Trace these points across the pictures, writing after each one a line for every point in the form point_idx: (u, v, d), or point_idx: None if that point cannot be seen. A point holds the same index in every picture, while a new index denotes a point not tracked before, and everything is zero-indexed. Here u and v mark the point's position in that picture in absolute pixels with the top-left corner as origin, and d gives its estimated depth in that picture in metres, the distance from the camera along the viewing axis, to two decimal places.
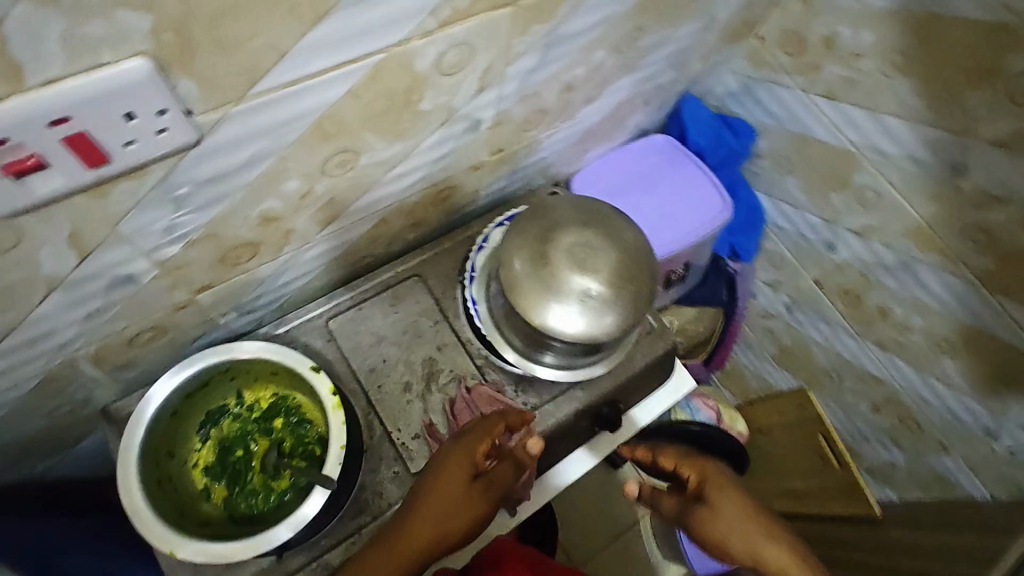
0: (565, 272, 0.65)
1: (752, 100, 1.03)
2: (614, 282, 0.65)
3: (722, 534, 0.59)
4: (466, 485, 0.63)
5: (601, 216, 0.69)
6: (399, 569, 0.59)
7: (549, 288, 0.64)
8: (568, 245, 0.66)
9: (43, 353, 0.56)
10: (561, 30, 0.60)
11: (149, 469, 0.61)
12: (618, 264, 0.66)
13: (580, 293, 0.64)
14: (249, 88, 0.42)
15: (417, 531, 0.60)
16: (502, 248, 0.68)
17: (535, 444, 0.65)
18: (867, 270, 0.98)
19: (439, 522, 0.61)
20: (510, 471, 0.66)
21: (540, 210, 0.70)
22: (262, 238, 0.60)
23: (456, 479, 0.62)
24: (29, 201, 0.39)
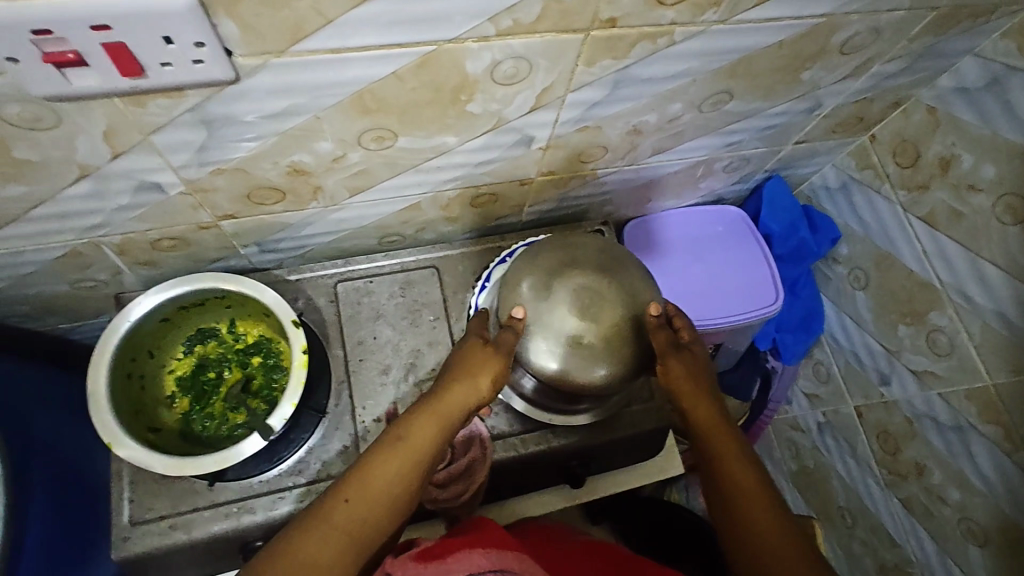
0: (563, 312, 0.61)
1: (846, 201, 0.95)
2: (609, 338, 0.61)
3: (686, 392, 0.63)
4: (479, 356, 0.62)
5: (624, 267, 0.65)
6: (438, 432, 0.58)
7: (542, 324, 0.61)
8: (577, 285, 0.62)
9: (71, 228, 0.61)
10: (634, 71, 0.58)
11: (124, 361, 0.63)
12: (621, 322, 0.61)
13: (569, 338, 0.61)
14: (291, 46, 0.44)
15: (454, 397, 0.60)
16: (514, 268, 0.66)
17: (518, 310, 0.62)
18: (914, 418, 0.88)
19: (473, 387, 0.60)
20: (512, 338, 0.62)
21: (565, 243, 0.67)
22: (290, 187, 0.62)
23: (473, 354, 0.62)
24: (67, 91, 0.42)
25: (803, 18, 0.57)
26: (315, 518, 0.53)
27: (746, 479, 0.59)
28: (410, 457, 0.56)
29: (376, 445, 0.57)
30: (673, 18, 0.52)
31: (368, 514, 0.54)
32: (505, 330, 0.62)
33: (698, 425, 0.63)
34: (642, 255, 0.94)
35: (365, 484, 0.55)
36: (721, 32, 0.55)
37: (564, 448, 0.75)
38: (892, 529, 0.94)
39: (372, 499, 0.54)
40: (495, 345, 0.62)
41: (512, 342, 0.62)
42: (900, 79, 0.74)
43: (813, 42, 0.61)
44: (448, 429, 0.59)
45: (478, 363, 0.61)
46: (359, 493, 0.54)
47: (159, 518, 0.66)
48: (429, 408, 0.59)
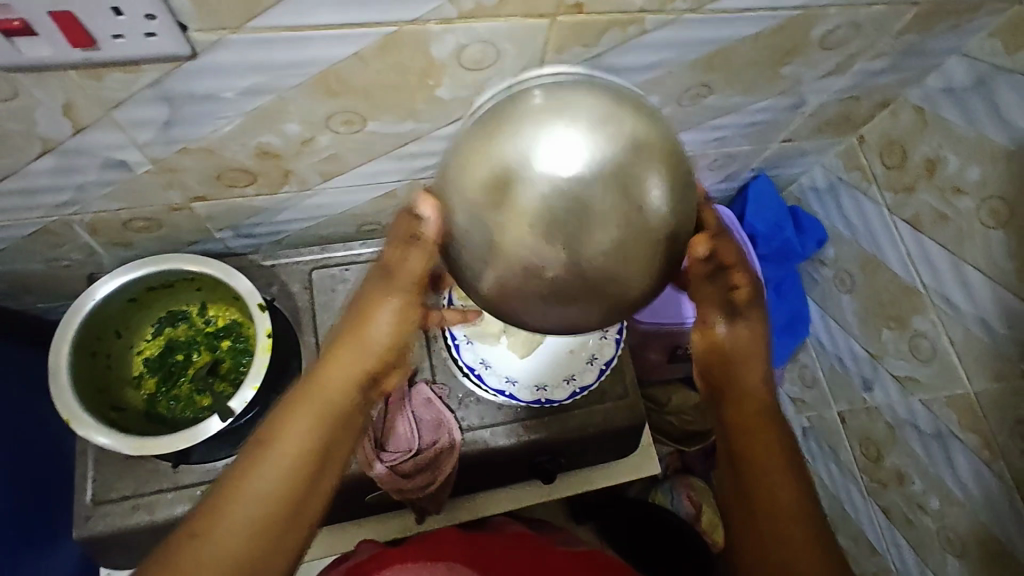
0: (525, 208, 0.35)
1: (833, 202, 0.94)
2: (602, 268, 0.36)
3: (726, 367, 0.52)
4: (371, 305, 0.49)
5: (651, 143, 0.38)
6: (316, 420, 0.47)
7: (496, 256, 0.36)
8: (556, 183, 0.34)
9: (40, 205, 0.61)
10: (606, 60, 0.57)
11: (89, 339, 0.64)
12: (632, 244, 0.36)
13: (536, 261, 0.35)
14: (246, 22, 0.43)
15: (334, 372, 0.49)
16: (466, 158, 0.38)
17: (428, 206, 0.40)
18: (896, 425, 0.86)
19: (360, 352, 0.49)
20: (417, 260, 0.46)
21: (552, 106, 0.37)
22: (260, 169, 0.62)
23: (361, 307, 0.49)
24: (19, 60, 0.42)
25: (778, 11, 0.56)
26: (173, 550, 0.43)
27: (781, 490, 0.51)
28: (282, 459, 0.46)
29: (240, 453, 0.47)
30: (642, 5, 0.51)
31: (239, 536, 0.43)
32: (388, 261, 0.48)
33: (734, 408, 0.53)
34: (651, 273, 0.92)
35: (221, 512, 0.44)
36: (694, 22, 0.54)
37: (536, 442, 0.74)
38: (872, 537, 0.92)
39: (234, 528, 0.43)
40: (382, 285, 0.49)
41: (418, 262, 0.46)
42: (886, 77, 0.73)
43: (791, 36, 0.60)
44: (334, 413, 0.48)
45: (364, 320, 0.49)
46: (214, 524, 0.43)
47: (122, 498, 0.66)
48: (304, 398, 0.48)
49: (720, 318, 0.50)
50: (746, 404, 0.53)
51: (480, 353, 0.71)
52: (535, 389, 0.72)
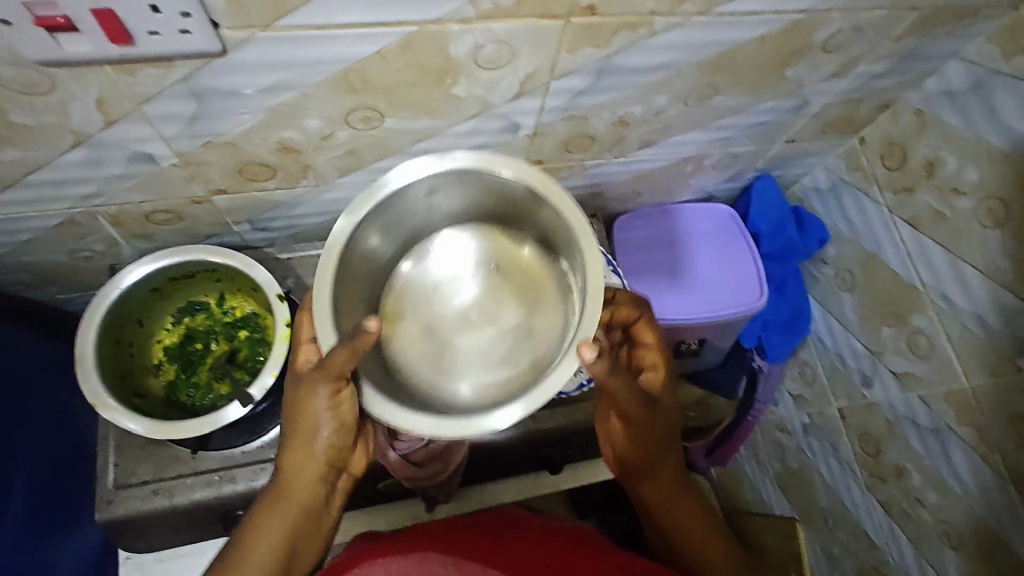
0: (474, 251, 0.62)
1: (835, 201, 0.96)
2: (525, 288, 0.62)
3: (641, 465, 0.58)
4: (311, 413, 0.51)
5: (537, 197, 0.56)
6: (283, 524, 0.51)
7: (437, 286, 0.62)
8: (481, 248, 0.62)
9: (66, 196, 0.63)
10: (616, 61, 0.59)
11: (113, 328, 0.66)
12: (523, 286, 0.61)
13: (469, 295, 0.62)
14: (275, 20, 0.45)
15: (295, 478, 0.53)
16: (349, 285, 0.56)
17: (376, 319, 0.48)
18: (895, 420, 0.88)
19: (310, 455, 0.52)
20: (340, 358, 0.48)
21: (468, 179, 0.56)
22: (279, 163, 0.64)
23: (302, 413, 0.51)
24: (58, 55, 0.44)
25: (783, 13, 0.58)
26: None
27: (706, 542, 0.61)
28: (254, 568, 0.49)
29: (217, 560, 0.51)
30: (652, 8, 0.53)
31: None
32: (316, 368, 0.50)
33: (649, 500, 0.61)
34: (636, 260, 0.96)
35: None
36: (702, 24, 0.56)
37: (543, 432, 0.76)
38: (871, 531, 0.94)
39: None
40: (309, 388, 0.50)
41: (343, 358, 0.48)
42: (885, 80, 0.75)
43: (795, 39, 0.62)
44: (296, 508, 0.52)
45: (305, 423, 0.51)
46: None
47: (142, 483, 0.68)
48: (274, 495, 0.53)
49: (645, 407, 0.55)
50: (664, 485, 0.60)
51: None
52: None
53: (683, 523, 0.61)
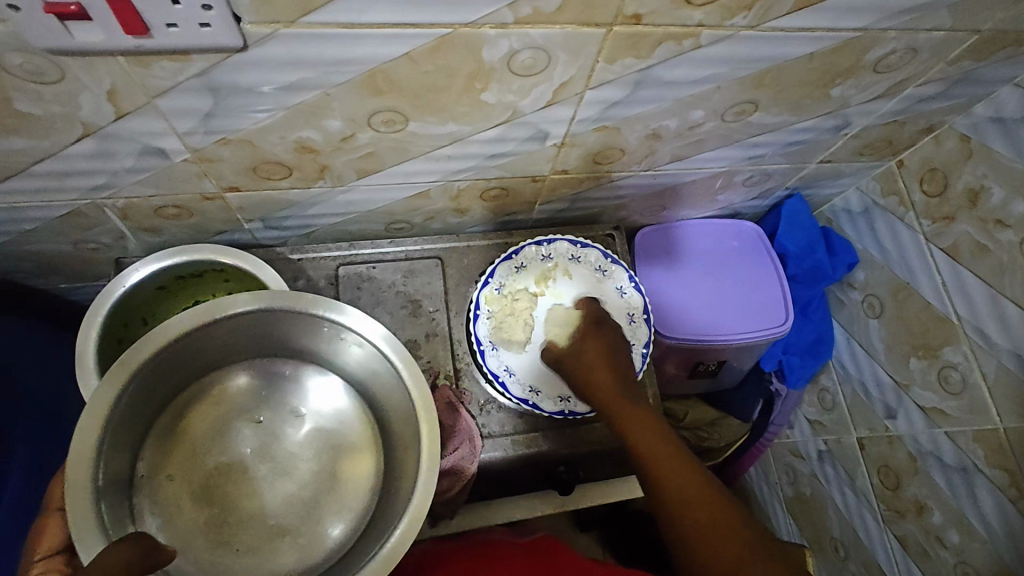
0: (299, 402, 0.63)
1: (866, 225, 0.93)
2: (327, 431, 0.63)
3: (607, 397, 0.64)
4: None
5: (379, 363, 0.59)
6: None
7: (264, 407, 0.62)
8: (314, 386, 0.64)
9: (73, 188, 0.60)
10: (657, 73, 0.56)
11: (115, 327, 0.64)
12: (339, 437, 0.63)
13: (261, 439, 0.60)
14: (301, 16, 0.42)
15: None
16: (113, 435, 0.52)
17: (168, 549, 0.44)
18: (918, 455, 0.84)
19: None
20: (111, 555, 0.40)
21: (306, 322, 0.58)
22: (296, 163, 0.61)
23: None
24: (68, 44, 0.41)
25: (836, 31, 0.54)
26: None
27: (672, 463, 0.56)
28: None
29: None
30: (700, 19, 0.50)
31: None
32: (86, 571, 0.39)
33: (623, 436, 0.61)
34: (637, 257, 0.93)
35: None
36: (751, 38, 0.53)
37: (555, 453, 0.73)
38: (884, 562, 0.90)
39: None
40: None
41: (118, 559, 0.40)
42: (933, 104, 0.72)
43: (845, 58, 0.59)
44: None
45: None
46: None
47: None
48: None
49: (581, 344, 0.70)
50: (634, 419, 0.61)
51: (505, 360, 0.73)
52: (560, 400, 0.73)
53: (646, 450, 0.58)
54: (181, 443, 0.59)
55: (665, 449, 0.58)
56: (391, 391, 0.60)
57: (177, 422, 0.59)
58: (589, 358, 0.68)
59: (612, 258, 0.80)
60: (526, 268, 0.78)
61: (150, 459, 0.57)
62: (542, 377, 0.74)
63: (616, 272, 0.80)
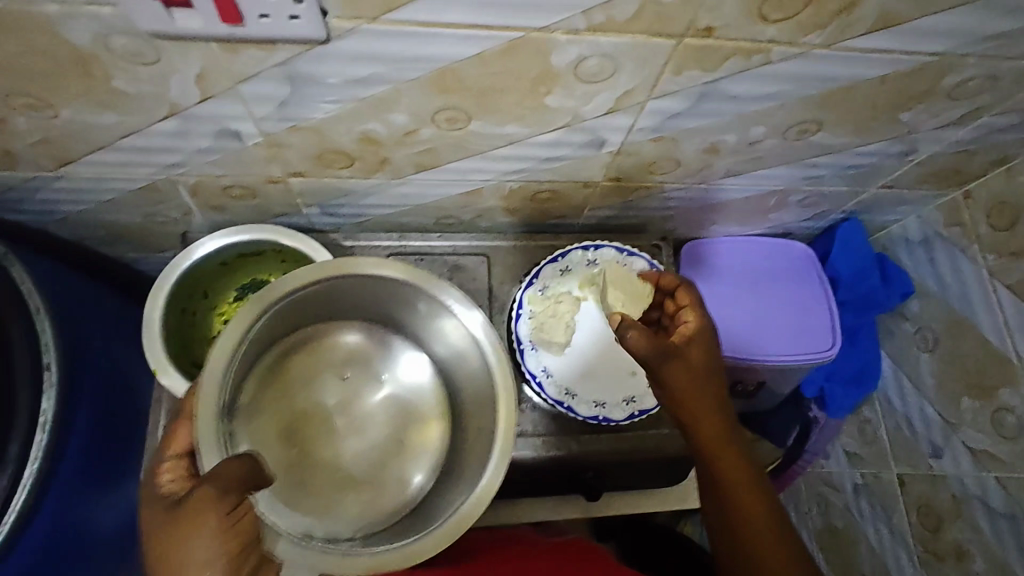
0: (383, 368, 0.68)
1: (925, 255, 0.90)
2: (401, 398, 0.68)
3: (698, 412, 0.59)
4: (196, 510, 0.39)
5: (472, 352, 0.61)
6: None
7: (351, 368, 0.67)
8: (395, 355, 0.69)
9: (153, 163, 0.64)
10: (722, 86, 0.56)
11: (179, 297, 0.67)
12: (412, 404, 0.68)
13: (344, 395, 0.66)
14: (382, 14, 0.44)
15: None
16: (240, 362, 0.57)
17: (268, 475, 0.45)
18: (963, 498, 0.81)
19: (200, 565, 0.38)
20: (233, 467, 0.42)
21: (410, 300, 0.63)
22: (360, 154, 0.64)
23: (196, 521, 0.38)
24: (168, 28, 0.44)
25: (913, 54, 0.53)
26: None
27: (749, 491, 0.57)
28: None
29: None
30: (773, 35, 0.49)
31: None
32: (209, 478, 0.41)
33: (705, 452, 0.59)
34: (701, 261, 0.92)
35: None
36: (823, 57, 0.52)
37: (584, 458, 0.74)
38: None
39: None
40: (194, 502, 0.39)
41: (237, 473, 0.42)
42: (1008, 135, 0.69)
43: (919, 82, 0.57)
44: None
45: (183, 530, 0.38)
46: None
47: None
48: None
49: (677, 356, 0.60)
50: (721, 439, 0.59)
51: (543, 361, 0.75)
52: (595, 406, 0.73)
53: (729, 475, 0.57)
54: (279, 383, 0.64)
55: (746, 476, 0.58)
56: (473, 372, 0.63)
57: (277, 363, 0.65)
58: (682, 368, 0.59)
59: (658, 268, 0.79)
60: (571, 271, 0.78)
61: (254, 389, 0.63)
62: (579, 381, 0.74)
63: None
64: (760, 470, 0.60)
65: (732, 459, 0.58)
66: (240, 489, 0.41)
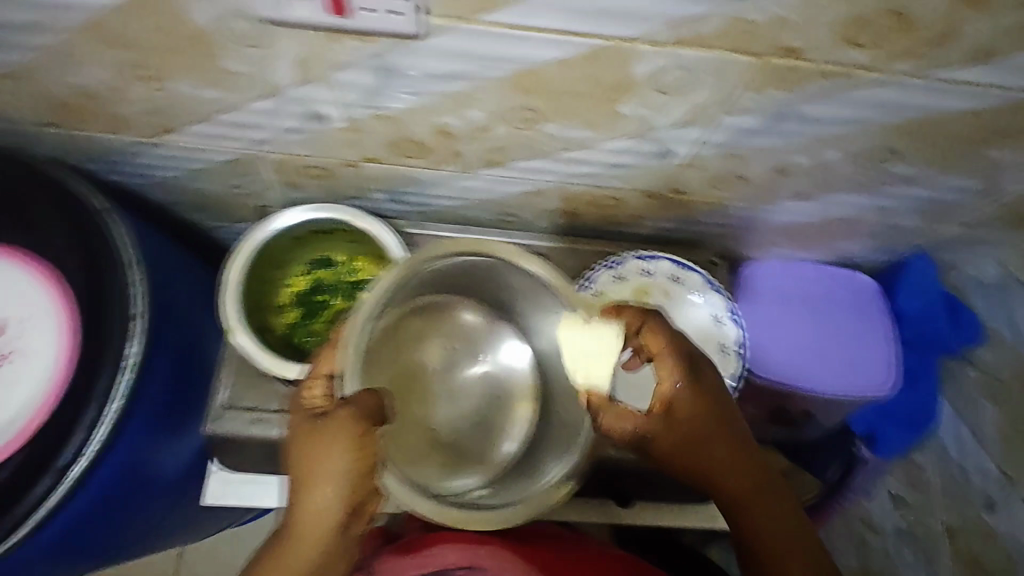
0: (489, 347, 0.66)
1: (999, 301, 0.85)
2: (498, 379, 0.66)
3: (704, 441, 0.57)
4: (327, 437, 0.50)
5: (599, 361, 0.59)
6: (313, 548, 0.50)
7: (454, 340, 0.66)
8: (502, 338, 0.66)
9: (243, 138, 0.68)
10: (800, 107, 0.56)
11: (256, 265, 0.72)
12: (508, 386, 0.66)
13: (443, 365, 0.65)
14: (475, 14, 0.46)
15: (311, 507, 0.50)
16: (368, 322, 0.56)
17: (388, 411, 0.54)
18: (1015, 557, 0.77)
19: (326, 484, 0.50)
20: (363, 400, 0.52)
21: (536, 293, 0.60)
22: (434, 145, 0.66)
23: (326, 450, 0.50)
24: (279, 15, 0.47)
25: (1006, 90, 0.52)
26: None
27: (765, 505, 0.58)
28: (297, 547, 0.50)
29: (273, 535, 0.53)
30: (860, 60, 0.49)
31: None
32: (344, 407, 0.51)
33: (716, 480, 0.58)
34: (768, 280, 0.90)
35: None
36: (910, 86, 0.52)
37: (624, 464, 0.74)
38: None
39: None
40: (326, 432, 0.51)
41: (367, 405, 0.51)
42: None
43: (1010, 118, 0.55)
44: (310, 553, 0.50)
45: (314, 453, 0.51)
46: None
47: (247, 408, 0.77)
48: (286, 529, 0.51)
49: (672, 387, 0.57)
50: (733, 461, 0.58)
51: None
52: None
53: (743, 495, 0.58)
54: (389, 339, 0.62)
55: (762, 493, 0.58)
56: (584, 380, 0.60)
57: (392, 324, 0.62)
58: (681, 391, 0.57)
59: (714, 284, 0.80)
60: (625, 279, 0.79)
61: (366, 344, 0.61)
62: None
63: (714, 300, 0.79)
64: (778, 479, 0.60)
65: (745, 481, 0.58)
66: (369, 424, 0.51)
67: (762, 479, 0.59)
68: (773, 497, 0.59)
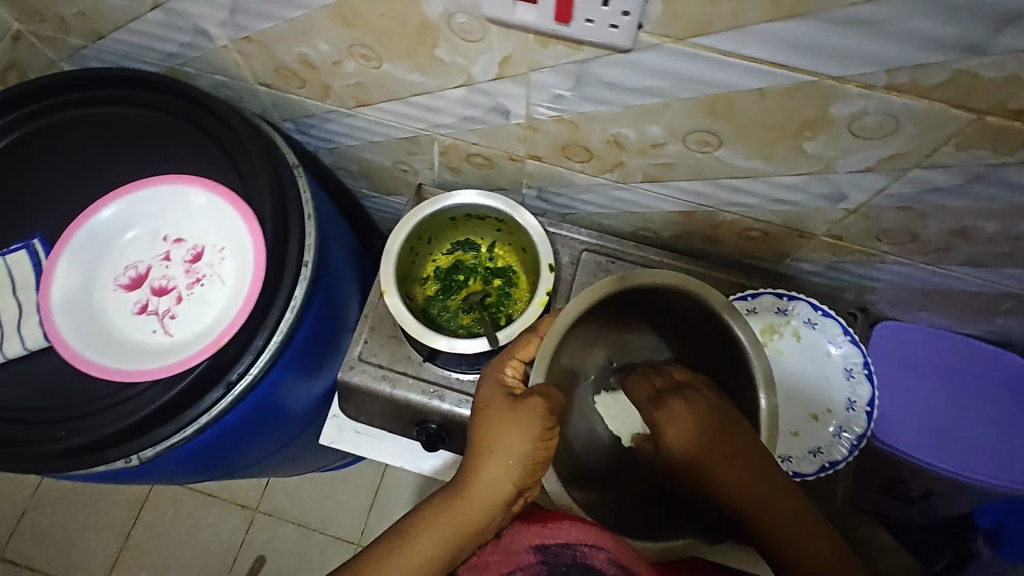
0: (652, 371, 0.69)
1: None
2: None
3: (725, 480, 0.53)
4: (518, 415, 0.54)
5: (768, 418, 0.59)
6: (486, 513, 0.54)
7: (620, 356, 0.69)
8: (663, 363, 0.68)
9: (426, 120, 0.74)
10: (1003, 171, 0.53)
11: (413, 238, 0.78)
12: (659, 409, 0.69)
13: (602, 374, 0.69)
14: (690, 37, 0.49)
15: (490, 475, 0.54)
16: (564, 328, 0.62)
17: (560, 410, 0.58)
18: None
19: (509, 459, 0.54)
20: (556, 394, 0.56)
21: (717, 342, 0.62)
22: (600, 153, 0.69)
23: (517, 427, 0.54)
24: (507, 16, 0.52)
25: None
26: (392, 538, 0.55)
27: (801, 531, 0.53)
28: (471, 507, 0.54)
29: (440, 489, 0.56)
30: None
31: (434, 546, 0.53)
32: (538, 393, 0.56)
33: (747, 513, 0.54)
34: (927, 344, 0.84)
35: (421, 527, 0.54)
36: None
37: None
38: None
39: (426, 541, 0.53)
40: (522, 411, 0.55)
41: (556, 400, 0.56)
42: None
43: None
44: (479, 515, 0.54)
45: (507, 425, 0.54)
46: (425, 527, 0.54)
47: (377, 365, 0.82)
48: (460, 487, 0.55)
49: (677, 438, 0.54)
50: (761, 492, 0.53)
51: None
52: None
53: (775, 525, 0.53)
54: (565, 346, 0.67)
55: (801, 523, 0.53)
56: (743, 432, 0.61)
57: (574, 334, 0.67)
58: (683, 434, 0.53)
59: (852, 335, 0.76)
60: (758, 313, 0.78)
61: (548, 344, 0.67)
62: None
63: (849, 352, 0.76)
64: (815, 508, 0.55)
65: (777, 511, 0.53)
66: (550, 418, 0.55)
67: (797, 505, 0.54)
68: (810, 523, 0.54)
